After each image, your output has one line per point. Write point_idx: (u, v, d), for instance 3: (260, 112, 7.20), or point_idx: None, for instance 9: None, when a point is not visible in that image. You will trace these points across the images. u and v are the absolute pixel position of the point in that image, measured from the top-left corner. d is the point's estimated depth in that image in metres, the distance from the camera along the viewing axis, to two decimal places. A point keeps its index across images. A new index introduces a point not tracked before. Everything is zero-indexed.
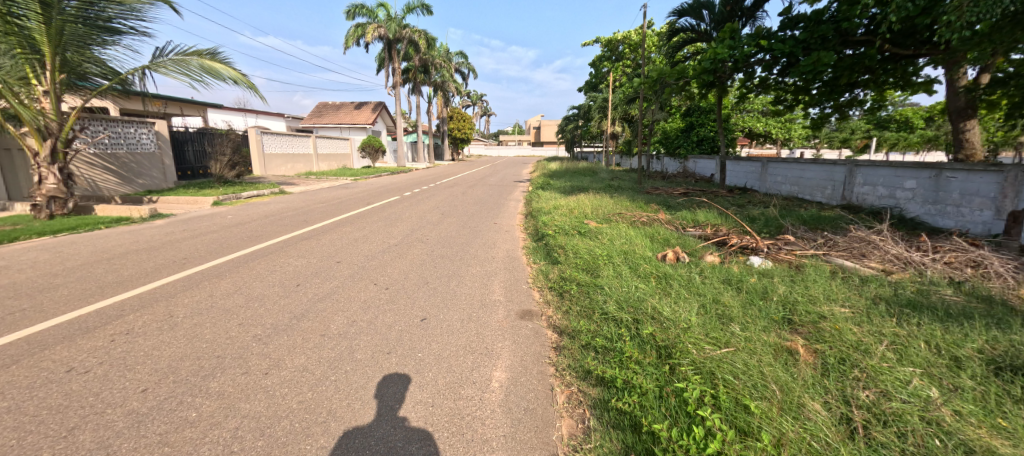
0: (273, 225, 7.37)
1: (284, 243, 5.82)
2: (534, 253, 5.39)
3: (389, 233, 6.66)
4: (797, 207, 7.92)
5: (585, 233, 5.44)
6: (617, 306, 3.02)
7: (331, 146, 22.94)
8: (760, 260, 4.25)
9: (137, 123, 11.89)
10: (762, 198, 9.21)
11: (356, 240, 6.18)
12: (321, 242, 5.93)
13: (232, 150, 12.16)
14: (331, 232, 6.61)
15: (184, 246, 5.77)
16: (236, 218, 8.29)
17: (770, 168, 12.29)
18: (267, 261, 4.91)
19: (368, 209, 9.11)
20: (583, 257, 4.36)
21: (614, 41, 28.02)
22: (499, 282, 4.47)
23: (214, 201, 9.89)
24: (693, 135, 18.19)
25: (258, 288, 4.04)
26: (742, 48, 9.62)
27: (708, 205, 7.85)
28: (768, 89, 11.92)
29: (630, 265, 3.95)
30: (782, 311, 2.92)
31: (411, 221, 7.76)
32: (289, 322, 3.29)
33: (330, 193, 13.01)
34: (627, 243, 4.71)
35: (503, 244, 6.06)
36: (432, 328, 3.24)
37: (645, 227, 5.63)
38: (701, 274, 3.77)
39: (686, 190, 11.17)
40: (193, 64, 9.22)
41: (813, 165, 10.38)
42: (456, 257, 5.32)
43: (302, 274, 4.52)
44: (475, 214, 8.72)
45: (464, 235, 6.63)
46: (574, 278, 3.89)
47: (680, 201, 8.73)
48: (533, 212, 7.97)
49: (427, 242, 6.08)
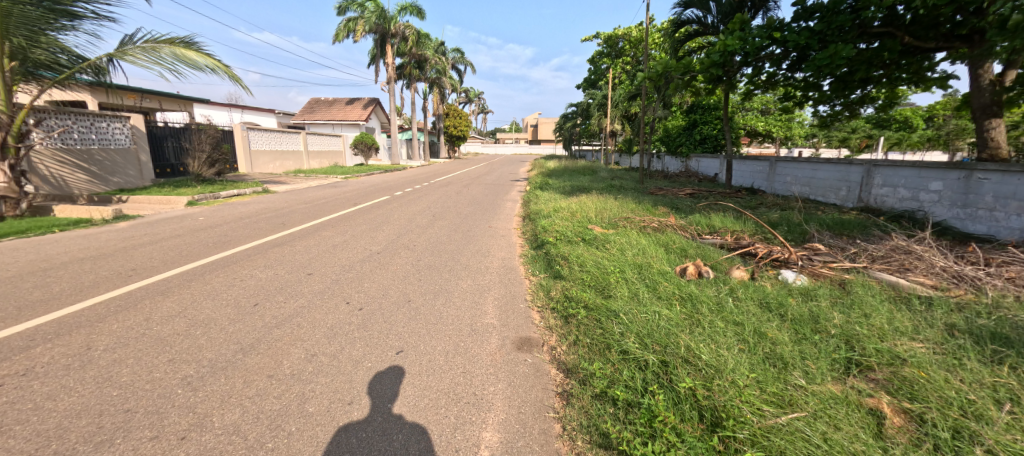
0: (246, 228, 6.72)
1: (252, 250, 5.16)
2: (533, 263, 4.78)
3: (372, 238, 6.03)
4: (816, 210, 7.35)
5: (590, 241, 4.83)
6: (639, 342, 2.41)
7: (322, 143, 22.20)
8: (794, 276, 3.68)
9: (110, 117, 11.17)
10: (775, 199, 8.63)
11: (335, 247, 5.55)
12: (294, 250, 5.29)
13: (212, 147, 11.41)
14: (308, 237, 5.97)
15: (138, 254, 5.12)
16: (208, 220, 7.62)
17: (779, 167, 11.71)
18: (227, 274, 4.29)
19: (353, 210, 8.45)
20: (590, 272, 3.75)
21: (613, 37, 27.44)
22: (493, 299, 3.86)
23: (188, 201, 9.23)
24: (696, 133, 17.59)
25: (206, 309, 3.41)
26: (753, 40, 9.00)
27: (721, 208, 7.26)
28: (777, 86, 11.33)
29: (648, 283, 3.35)
30: (846, 351, 2.32)
31: (398, 224, 7.13)
32: (231, 358, 2.67)
33: (317, 192, 12.29)
34: (640, 254, 4.10)
35: (498, 252, 5.46)
36: (408, 366, 2.64)
37: (656, 233, 5.02)
38: (732, 295, 3.17)
39: (693, 190, 10.58)
40: (164, 52, 8.51)
41: (827, 164, 9.81)
42: (444, 268, 4.71)
43: (265, 290, 3.90)
44: (469, 216, 8.11)
45: (455, 241, 6.02)
46: (581, 299, 3.28)
47: (689, 203, 8.12)
48: (531, 215, 7.36)
49: (414, 250, 5.46)
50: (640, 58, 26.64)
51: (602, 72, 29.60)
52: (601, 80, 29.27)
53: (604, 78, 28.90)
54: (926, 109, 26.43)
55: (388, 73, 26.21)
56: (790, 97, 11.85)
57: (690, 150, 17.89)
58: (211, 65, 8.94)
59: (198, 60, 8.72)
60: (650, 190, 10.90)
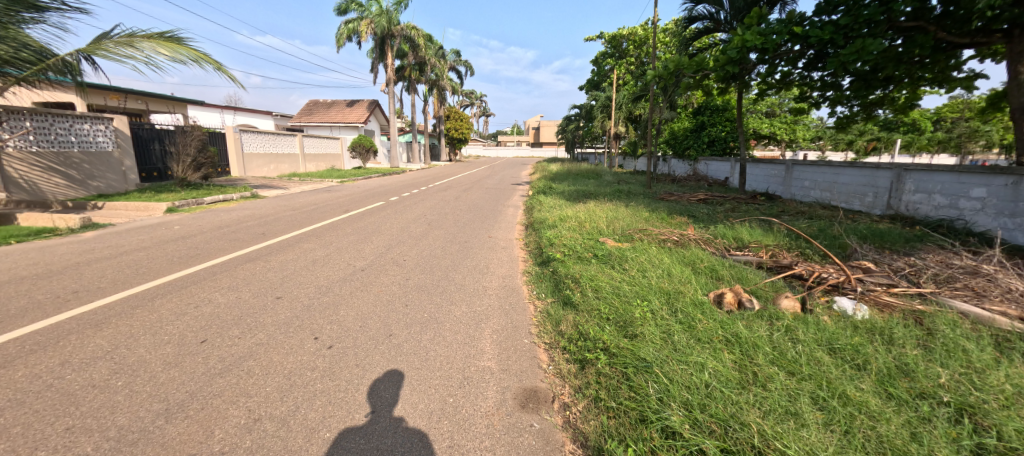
0: (222, 239, 6.11)
1: (219, 268, 4.54)
2: (537, 284, 4.17)
3: (358, 252, 5.44)
4: (846, 218, 6.71)
5: (603, 259, 4.19)
6: (688, 417, 1.79)
7: (319, 146, 21.64)
8: (853, 305, 3.07)
9: (91, 119, 10.71)
10: (797, 205, 8.00)
11: (315, 263, 4.93)
12: (268, 266, 4.67)
13: (198, 149, 10.82)
14: (286, 251, 5.35)
15: (91, 271, 4.51)
16: (184, 228, 7.01)
17: (795, 171, 11.08)
18: (183, 299, 3.68)
19: (343, 218, 7.84)
20: (608, 301, 3.11)
21: (617, 38, 27.04)
22: (491, 331, 3.24)
23: (169, 208, 8.67)
24: (703, 135, 16.97)
25: (141, 349, 2.80)
26: (772, 36, 8.36)
27: (741, 217, 6.67)
28: (792, 86, 10.73)
29: (681, 318, 2.72)
30: (969, 428, 1.72)
31: (389, 234, 6.54)
32: (147, 426, 2.05)
33: (308, 197, 11.67)
34: (666, 276, 3.49)
35: (499, 269, 4.83)
36: (378, 438, 2.02)
37: (679, 249, 4.40)
38: (788, 335, 2.54)
39: (705, 196, 9.95)
40: (142, 47, 7.94)
41: (849, 168, 9.17)
42: (437, 289, 4.09)
43: (223, 320, 3.29)
44: (467, 225, 7.51)
45: (451, 254, 5.41)
46: (599, 339, 2.65)
47: (706, 210, 7.49)
48: (535, 224, 6.76)
49: (404, 266, 4.84)
50: (644, 60, 26.32)
51: (605, 73, 29.12)
52: (604, 81, 28.84)
53: (607, 79, 28.45)
54: (934, 111, 25.91)
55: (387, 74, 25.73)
56: (805, 97, 11.24)
57: (698, 153, 17.27)
58: (195, 58, 8.41)
59: (180, 54, 8.18)
60: (660, 195, 10.26)
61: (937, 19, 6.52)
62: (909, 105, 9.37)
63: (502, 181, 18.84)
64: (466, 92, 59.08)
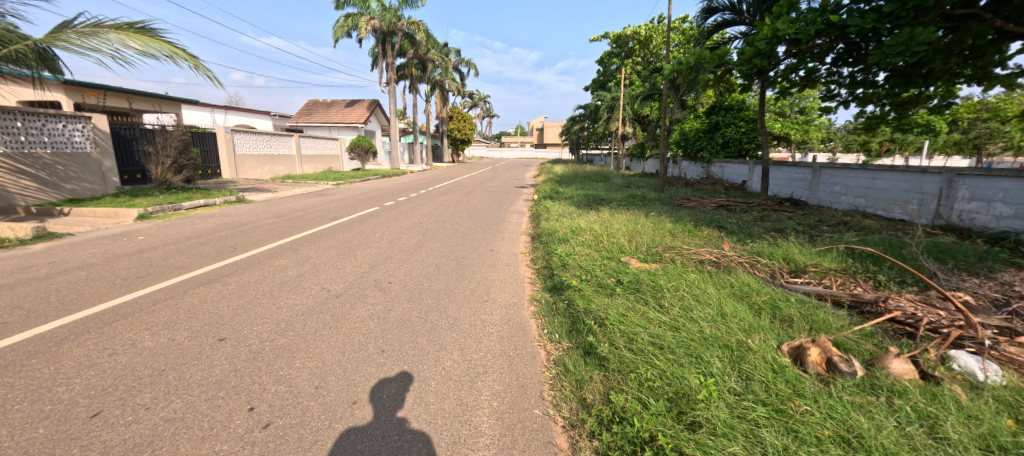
0: (184, 253, 5.33)
1: (163, 295, 3.76)
2: (549, 320, 3.35)
3: (339, 270, 4.67)
4: (898, 231, 5.86)
5: (631, 288, 3.37)
6: None
7: (316, 146, 20.93)
8: (978, 363, 2.24)
9: (66, 117, 10.03)
10: (834, 214, 7.16)
11: (284, 285, 4.16)
12: (226, 291, 3.91)
13: (179, 150, 10.08)
14: (253, 269, 4.59)
15: (10, 297, 3.76)
16: (148, 239, 6.26)
17: (823, 175, 10.18)
18: (99, 342, 2.90)
19: (328, 226, 7.06)
20: (651, 360, 2.29)
21: (623, 36, 26.22)
22: (489, 394, 2.42)
23: (140, 214, 7.94)
24: (717, 136, 16.07)
25: (3, 430, 2.03)
26: (807, 26, 7.47)
27: (777, 229, 5.87)
28: (818, 84, 9.83)
29: (761, 397, 1.91)
30: None
31: (378, 247, 5.78)
32: None
33: (299, 202, 10.88)
34: (720, 319, 2.66)
35: (502, 295, 4.02)
36: None
37: (722, 273, 3.58)
38: (928, 430, 1.71)
39: (727, 202, 9.14)
40: (109, 38, 7.21)
41: (890, 172, 8.31)
42: (425, 325, 3.31)
43: (138, 377, 2.51)
44: (466, 235, 6.74)
45: (446, 274, 4.61)
46: (646, 429, 1.83)
47: (735, 220, 6.65)
48: (543, 236, 5.96)
49: (388, 291, 4.05)
50: (652, 58, 25.47)
51: (610, 73, 28.41)
52: (610, 81, 28.10)
53: (614, 78, 27.63)
54: (951, 112, 24.87)
55: (388, 73, 24.99)
56: (831, 95, 10.34)
57: (712, 155, 16.34)
58: (168, 53, 7.67)
59: (150, 47, 7.45)
60: (677, 201, 9.46)
61: (994, 5, 5.63)
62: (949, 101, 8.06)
63: (505, 184, 17.98)
64: (469, 92, 58.48)
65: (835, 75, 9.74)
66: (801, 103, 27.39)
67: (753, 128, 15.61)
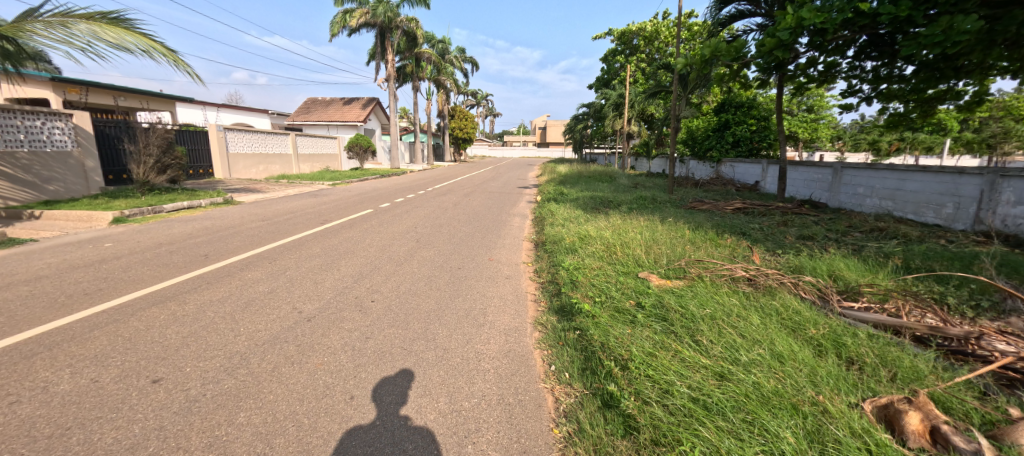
0: (148, 264, 4.79)
1: (105, 319, 3.23)
2: (558, 354, 2.78)
3: (317, 285, 4.13)
4: (942, 239, 5.27)
5: (655, 316, 2.80)
6: None
7: (314, 145, 20.39)
8: None
9: (47, 115, 9.51)
10: (864, 219, 6.56)
11: (250, 304, 3.61)
12: (182, 314, 3.38)
13: (163, 150, 9.57)
14: (220, 285, 4.06)
15: None
16: (116, 246, 5.74)
17: (844, 175, 9.55)
18: (5, 385, 2.37)
19: (314, 232, 6.52)
20: (698, 430, 1.72)
21: (628, 33, 25.57)
22: None
23: (116, 218, 7.41)
24: (727, 135, 15.42)
25: None
26: (833, 14, 6.84)
27: (808, 237, 5.28)
28: (839, 79, 9.20)
29: None
30: None
31: (365, 255, 5.24)
32: None
33: (290, 203, 10.32)
34: (775, 364, 2.10)
35: (500, 318, 3.44)
36: None
37: (762, 296, 3.00)
38: None
39: (744, 204, 8.54)
40: (79, 28, 6.71)
41: (921, 172, 7.69)
42: (406, 359, 2.75)
43: (32, 440, 1.97)
44: (464, 241, 6.20)
45: (438, 290, 4.05)
46: None
47: (757, 226, 6.07)
48: (547, 244, 5.40)
49: (369, 313, 3.48)
50: (657, 55, 24.80)
51: (615, 70, 27.77)
52: (615, 79, 27.47)
53: (618, 76, 27.05)
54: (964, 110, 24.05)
55: (387, 71, 24.41)
56: (853, 91, 9.70)
57: (721, 154, 15.68)
58: (144, 48, 7.13)
59: (125, 41, 6.94)
60: (690, 203, 8.88)
61: None
62: (977, 100, 7.14)
63: (507, 184, 17.36)
64: (471, 92, 58.01)
65: (857, 69, 9.12)
66: (808, 102, 26.73)
67: (765, 127, 15.05)
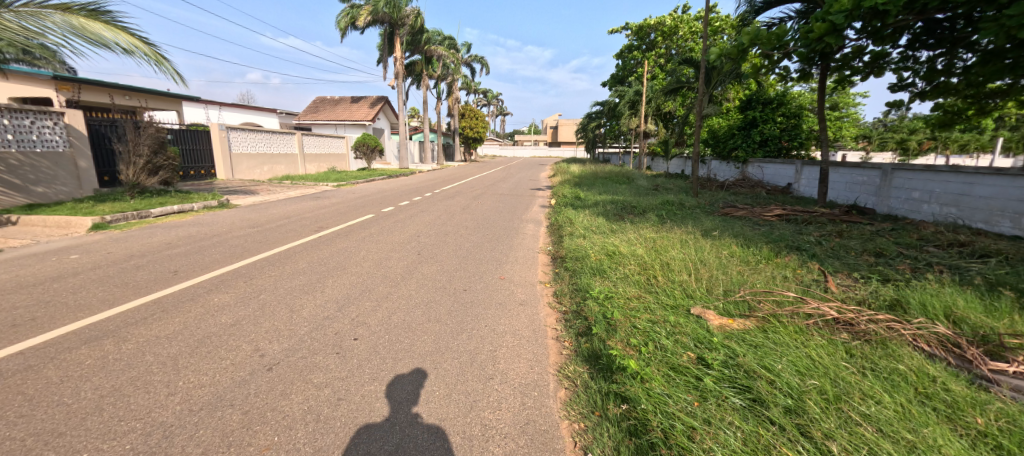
0: (106, 282, 4.15)
1: (15, 367, 2.55)
2: (596, 435, 1.99)
3: (293, 315, 3.42)
4: None
5: (734, 385, 2.01)
6: None
7: (320, 145, 19.84)
8: None
9: (36, 112, 9.02)
10: (934, 231, 5.63)
11: (203, 344, 2.90)
12: (116, 357, 2.70)
13: (154, 150, 9.02)
14: (178, 313, 3.38)
15: None
16: (83, 257, 5.13)
17: (896, 178, 8.55)
18: None
19: (304, 242, 5.85)
20: None
21: (645, 28, 24.58)
22: None
23: (95, 223, 6.83)
24: (754, 134, 14.38)
25: None
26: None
27: (879, 256, 4.41)
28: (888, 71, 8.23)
29: None
30: None
31: (357, 273, 4.52)
32: None
33: (287, 206, 9.66)
34: None
35: (515, 367, 2.67)
36: None
37: (876, 352, 2.17)
38: None
39: (783, 209, 7.65)
40: (52, 21, 6.13)
41: (994, 175, 6.70)
42: (386, 439, 2.00)
43: None
44: (472, 254, 5.46)
45: (438, 324, 3.30)
46: None
47: (813, 239, 5.20)
48: (568, 260, 4.60)
49: (348, 358, 2.74)
50: (676, 51, 23.77)
51: (630, 67, 26.77)
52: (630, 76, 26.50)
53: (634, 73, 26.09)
54: None
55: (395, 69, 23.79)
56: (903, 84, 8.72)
57: (747, 154, 14.64)
58: (125, 45, 6.54)
59: (104, 37, 6.33)
60: (721, 209, 8.01)
61: None
62: None
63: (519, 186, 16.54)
64: (482, 91, 57.56)
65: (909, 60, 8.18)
66: (834, 99, 25.44)
67: (796, 125, 13.96)
